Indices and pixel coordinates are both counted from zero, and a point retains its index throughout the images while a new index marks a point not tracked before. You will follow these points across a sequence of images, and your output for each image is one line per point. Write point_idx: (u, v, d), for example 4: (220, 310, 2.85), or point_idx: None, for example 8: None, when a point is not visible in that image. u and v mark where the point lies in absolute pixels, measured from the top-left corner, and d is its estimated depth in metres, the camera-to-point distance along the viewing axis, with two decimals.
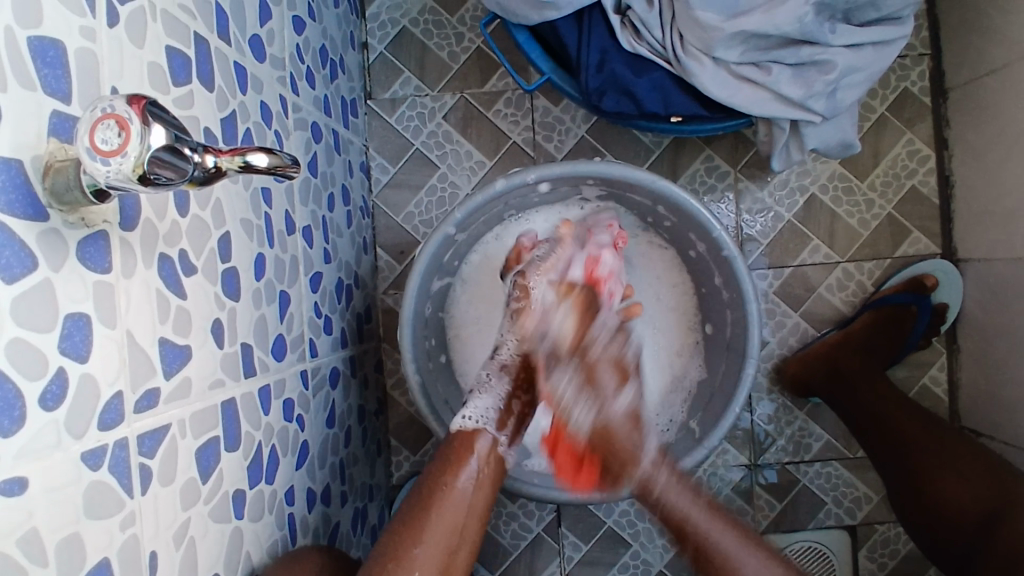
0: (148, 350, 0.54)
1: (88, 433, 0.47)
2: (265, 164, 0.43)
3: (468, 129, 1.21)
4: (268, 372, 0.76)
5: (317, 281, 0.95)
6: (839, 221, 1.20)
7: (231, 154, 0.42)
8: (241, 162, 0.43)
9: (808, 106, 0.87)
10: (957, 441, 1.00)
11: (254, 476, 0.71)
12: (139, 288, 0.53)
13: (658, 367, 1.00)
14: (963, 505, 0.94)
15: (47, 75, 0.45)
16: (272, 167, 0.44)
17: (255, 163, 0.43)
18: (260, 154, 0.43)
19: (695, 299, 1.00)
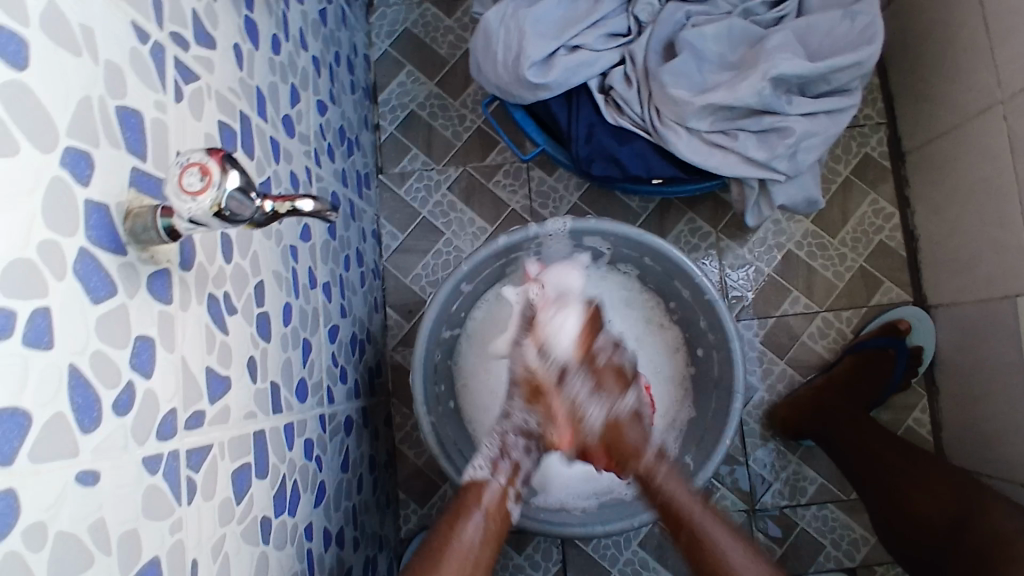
0: (198, 375, 0.62)
1: (148, 441, 0.54)
2: (310, 208, 0.53)
3: (471, 199, 1.33)
4: (292, 411, 0.83)
5: (335, 333, 1.03)
6: (816, 274, 1.30)
7: (283, 201, 0.52)
8: (291, 208, 0.52)
9: (773, 166, 0.98)
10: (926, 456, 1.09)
11: (279, 505, 0.76)
12: (192, 321, 0.62)
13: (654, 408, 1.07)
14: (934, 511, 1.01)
15: (129, 138, 0.55)
16: (315, 210, 0.54)
17: (302, 208, 0.53)
18: (307, 201, 0.53)
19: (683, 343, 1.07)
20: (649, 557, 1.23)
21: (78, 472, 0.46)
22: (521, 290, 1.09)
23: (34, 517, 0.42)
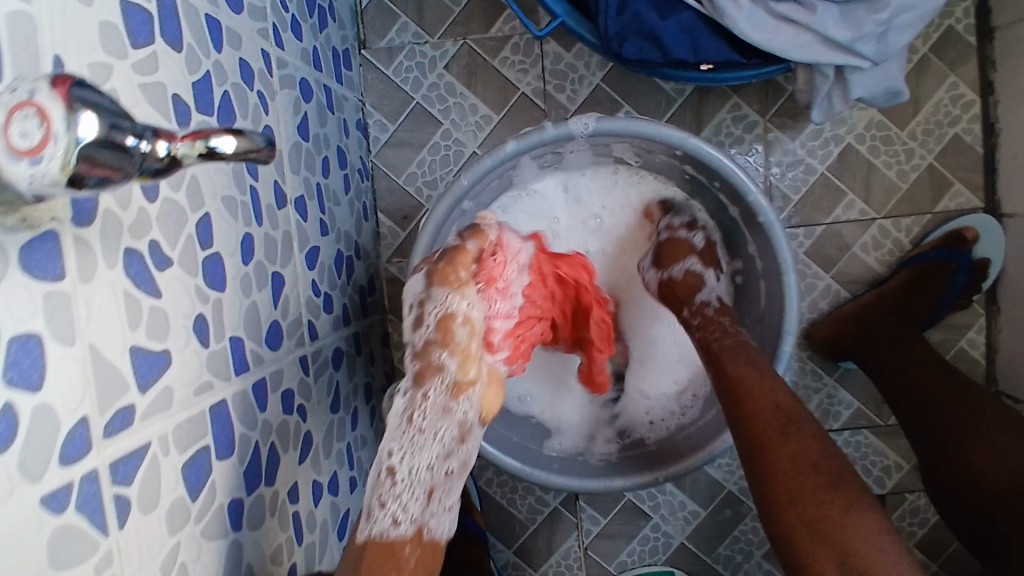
0: (118, 363, 0.47)
1: (49, 472, 0.40)
2: (233, 149, 0.37)
3: (472, 80, 1.11)
4: (262, 365, 0.70)
5: (314, 257, 0.87)
6: (877, 173, 1.11)
7: (192, 139, 0.36)
8: (204, 149, 0.36)
9: (856, 50, 0.76)
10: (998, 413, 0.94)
11: (251, 480, 0.65)
12: (102, 294, 0.46)
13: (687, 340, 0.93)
14: (987, 468, 0.89)
15: None
16: (241, 153, 0.37)
17: (221, 149, 0.36)
18: (227, 136, 0.37)
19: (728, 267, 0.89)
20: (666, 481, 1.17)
21: None
22: (535, 204, 0.91)
23: None
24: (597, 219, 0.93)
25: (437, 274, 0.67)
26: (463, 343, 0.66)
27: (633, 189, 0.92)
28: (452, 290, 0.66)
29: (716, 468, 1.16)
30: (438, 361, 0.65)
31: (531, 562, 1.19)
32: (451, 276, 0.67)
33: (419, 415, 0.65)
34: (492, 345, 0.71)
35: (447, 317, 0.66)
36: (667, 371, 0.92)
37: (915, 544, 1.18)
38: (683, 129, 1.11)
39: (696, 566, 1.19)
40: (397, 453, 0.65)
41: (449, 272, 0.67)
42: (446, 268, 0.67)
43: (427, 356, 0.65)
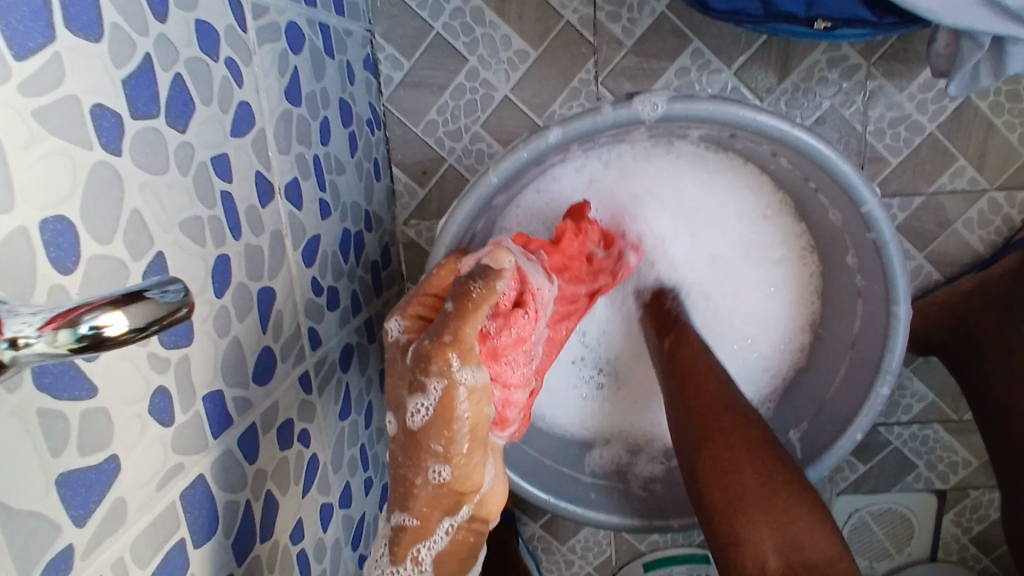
0: (41, 506, 0.37)
1: None
2: (127, 329, 0.23)
3: (505, 7, 0.90)
4: (252, 408, 0.59)
5: (314, 248, 0.73)
6: (996, 135, 0.91)
7: (57, 327, 0.23)
8: (74, 339, 0.23)
9: None
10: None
11: (243, 546, 0.57)
12: (2, 432, 0.34)
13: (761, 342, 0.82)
14: None
15: None
16: (140, 330, 0.24)
17: (102, 337, 0.23)
18: (110, 314, 0.23)
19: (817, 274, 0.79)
20: None
21: None
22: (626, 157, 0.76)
23: None
24: (683, 220, 0.79)
25: (439, 356, 0.49)
26: (468, 445, 0.52)
27: (722, 185, 0.78)
28: (448, 379, 0.49)
29: None
30: (435, 477, 0.53)
31: (557, 537, 1.14)
32: (451, 364, 0.49)
33: (429, 539, 0.56)
34: (506, 422, 0.57)
35: (447, 407, 0.49)
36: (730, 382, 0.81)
37: (970, 539, 1.09)
38: (763, 73, 0.90)
39: None
40: (385, 573, 0.57)
41: (445, 355, 0.49)
42: (446, 345, 0.49)
43: (418, 467, 0.53)
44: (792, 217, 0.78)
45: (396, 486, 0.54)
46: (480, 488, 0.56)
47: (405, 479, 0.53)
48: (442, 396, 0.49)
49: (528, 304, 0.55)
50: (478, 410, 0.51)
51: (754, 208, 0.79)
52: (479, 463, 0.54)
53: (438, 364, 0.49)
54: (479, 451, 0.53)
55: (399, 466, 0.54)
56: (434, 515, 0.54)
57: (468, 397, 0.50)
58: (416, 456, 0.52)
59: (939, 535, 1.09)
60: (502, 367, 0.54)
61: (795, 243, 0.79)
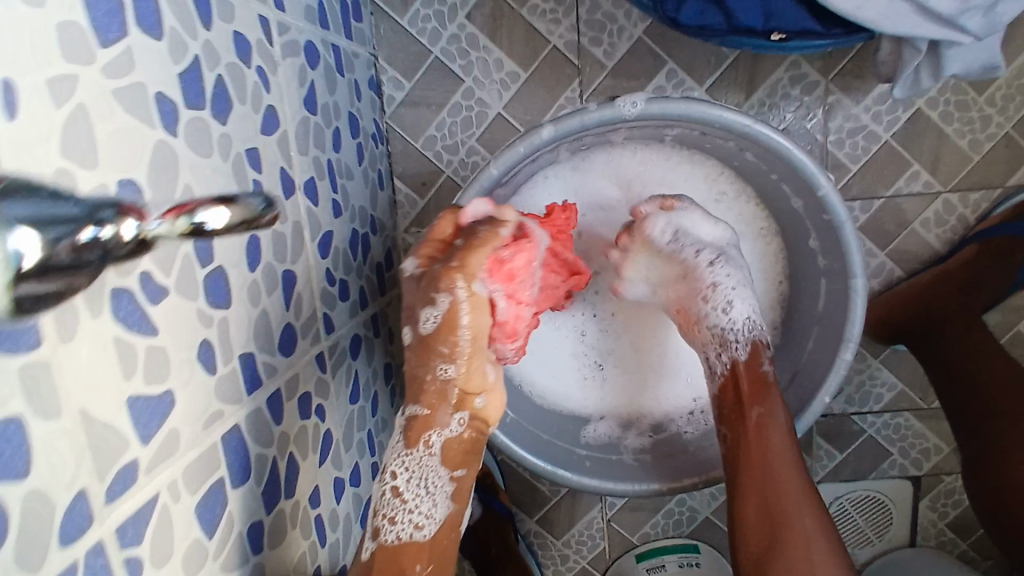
0: (115, 419, 0.43)
1: (46, 559, 0.37)
2: (226, 222, 0.31)
3: (497, 33, 1.00)
4: (277, 375, 0.65)
5: (328, 242, 0.80)
6: (947, 142, 0.99)
7: (175, 216, 0.30)
8: (188, 225, 0.30)
9: (960, 24, 0.64)
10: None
11: (271, 497, 0.62)
12: (87, 351, 0.41)
13: None
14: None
15: None
16: (235, 224, 0.31)
17: (208, 225, 0.30)
18: (215, 210, 0.30)
19: (784, 254, 0.86)
20: None
21: None
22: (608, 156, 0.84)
23: None
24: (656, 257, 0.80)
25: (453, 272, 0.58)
26: (471, 350, 0.59)
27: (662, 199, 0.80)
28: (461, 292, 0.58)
29: None
30: (441, 373, 0.60)
31: (553, 532, 1.19)
32: (457, 284, 0.58)
33: (440, 428, 0.60)
34: (514, 335, 0.64)
35: (453, 315, 0.58)
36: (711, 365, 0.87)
37: (947, 524, 1.14)
38: (731, 89, 1.00)
39: (721, 540, 1.17)
40: (400, 457, 0.61)
41: (452, 278, 0.58)
42: (453, 269, 0.58)
43: (428, 364, 0.60)
44: (752, 201, 0.85)
45: (409, 386, 0.61)
46: (484, 395, 0.61)
47: (416, 378, 0.61)
48: (449, 309, 0.58)
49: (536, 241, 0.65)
50: (479, 323, 0.59)
51: (729, 203, 0.86)
52: (481, 371, 0.60)
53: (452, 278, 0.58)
54: (480, 360, 0.60)
55: (413, 367, 0.61)
56: (440, 410, 0.60)
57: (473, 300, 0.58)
58: (428, 356, 0.60)
59: (916, 521, 1.14)
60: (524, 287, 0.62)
61: (764, 232, 0.86)
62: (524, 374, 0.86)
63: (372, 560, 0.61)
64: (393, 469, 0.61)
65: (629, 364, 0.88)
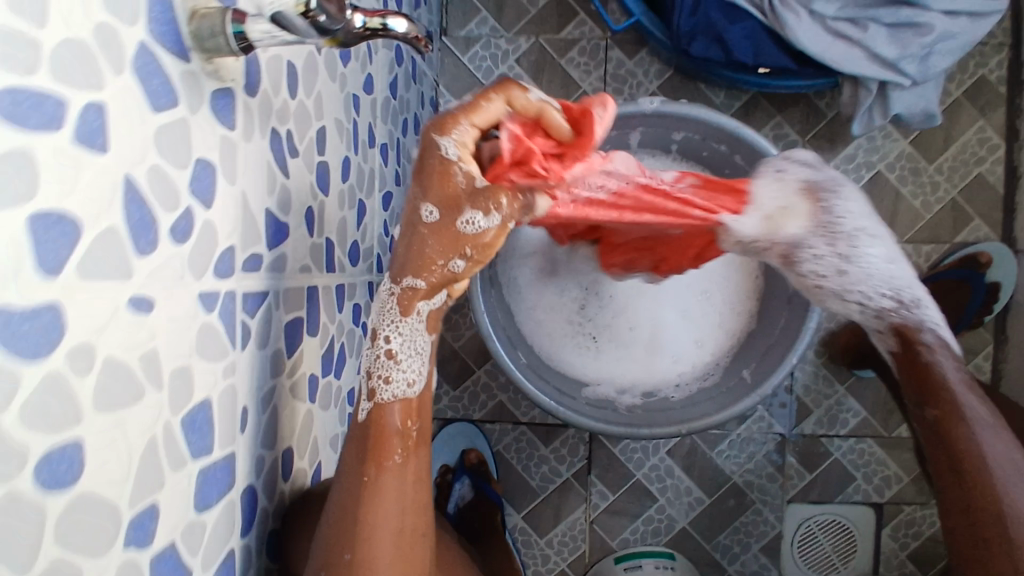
0: (257, 216, 0.56)
1: (206, 277, 0.49)
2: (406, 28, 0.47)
3: (540, 75, 1.21)
4: (344, 273, 0.79)
5: (388, 200, 0.96)
6: (902, 201, 1.19)
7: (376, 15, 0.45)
8: (384, 23, 0.45)
9: (899, 68, 0.86)
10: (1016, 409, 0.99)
11: (326, 365, 0.74)
12: (254, 155, 0.55)
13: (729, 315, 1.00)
14: None
15: None
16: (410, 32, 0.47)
17: (397, 24, 0.46)
18: (400, 18, 0.46)
19: None
20: (675, 465, 1.24)
21: (133, 297, 0.41)
22: None
23: (82, 336, 0.37)
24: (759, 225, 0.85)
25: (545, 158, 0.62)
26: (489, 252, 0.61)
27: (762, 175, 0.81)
28: (508, 201, 0.59)
29: (724, 458, 1.23)
30: (452, 265, 0.62)
31: (537, 529, 1.25)
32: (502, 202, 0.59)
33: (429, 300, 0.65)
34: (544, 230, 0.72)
35: (486, 238, 0.60)
36: (697, 344, 0.99)
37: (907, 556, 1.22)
38: None
39: (696, 552, 1.24)
40: (395, 325, 0.65)
41: (499, 197, 0.59)
42: (500, 190, 0.59)
43: (446, 253, 0.61)
44: None
45: (408, 257, 0.62)
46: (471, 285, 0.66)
47: (427, 258, 0.62)
48: (494, 228, 0.60)
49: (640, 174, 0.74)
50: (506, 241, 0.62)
51: None
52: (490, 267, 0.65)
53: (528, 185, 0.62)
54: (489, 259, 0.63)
55: (426, 246, 0.61)
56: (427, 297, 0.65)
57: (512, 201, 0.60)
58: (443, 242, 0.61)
59: (879, 549, 1.22)
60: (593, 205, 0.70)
61: None
62: (531, 335, 1.00)
63: (369, 420, 0.65)
64: (386, 336, 0.66)
65: (622, 338, 1.00)
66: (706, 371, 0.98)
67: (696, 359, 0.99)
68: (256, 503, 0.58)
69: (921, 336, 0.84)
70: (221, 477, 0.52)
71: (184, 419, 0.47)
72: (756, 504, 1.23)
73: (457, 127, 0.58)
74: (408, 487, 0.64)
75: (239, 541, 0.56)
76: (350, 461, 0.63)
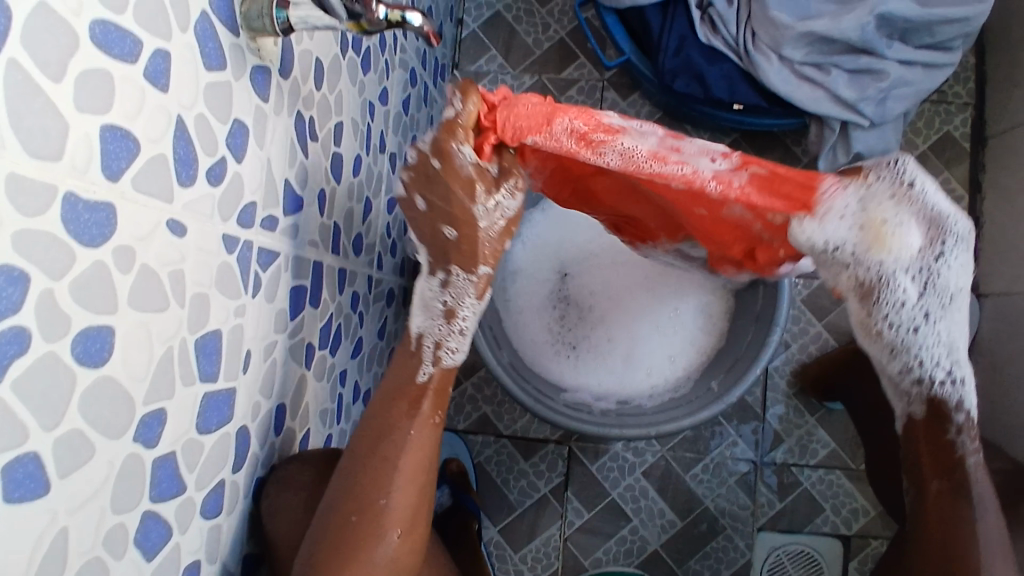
0: (277, 182, 0.64)
1: (231, 221, 0.56)
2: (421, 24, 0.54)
3: None
4: (347, 259, 0.85)
5: (393, 205, 1.04)
6: None
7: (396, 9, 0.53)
8: (402, 17, 0.53)
9: (858, 109, 0.96)
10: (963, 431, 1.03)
11: (322, 339, 0.79)
12: (280, 128, 0.63)
13: (703, 333, 1.06)
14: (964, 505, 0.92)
15: None
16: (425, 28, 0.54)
17: (413, 19, 0.53)
18: (417, 14, 0.54)
19: None
20: (650, 486, 1.27)
21: (169, 219, 0.48)
22: None
23: (126, 239, 0.43)
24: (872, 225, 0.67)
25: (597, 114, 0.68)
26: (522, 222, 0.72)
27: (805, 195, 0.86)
28: (485, 197, 0.67)
29: (697, 482, 1.26)
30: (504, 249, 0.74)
31: (512, 544, 1.27)
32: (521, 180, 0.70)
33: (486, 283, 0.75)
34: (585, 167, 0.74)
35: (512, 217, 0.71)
36: (672, 358, 1.05)
37: None
38: None
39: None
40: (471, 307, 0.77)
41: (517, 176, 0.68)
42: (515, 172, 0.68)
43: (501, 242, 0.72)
44: None
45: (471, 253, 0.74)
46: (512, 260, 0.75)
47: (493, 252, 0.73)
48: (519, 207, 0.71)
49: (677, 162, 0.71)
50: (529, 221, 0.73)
51: None
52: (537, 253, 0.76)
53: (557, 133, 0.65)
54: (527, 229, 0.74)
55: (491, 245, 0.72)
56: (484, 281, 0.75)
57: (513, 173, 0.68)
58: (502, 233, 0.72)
59: None
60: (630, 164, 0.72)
61: None
62: (516, 339, 1.08)
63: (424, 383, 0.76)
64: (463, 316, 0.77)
65: (600, 348, 1.07)
66: (678, 384, 1.04)
67: (669, 373, 1.05)
68: (250, 445, 0.63)
69: (953, 415, 0.81)
70: (222, 407, 0.57)
71: (198, 341, 0.53)
72: (727, 530, 1.25)
73: (458, 138, 0.63)
74: (427, 446, 0.73)
75: (231, 475, 0.60)
76: (380, 419, 0.73)
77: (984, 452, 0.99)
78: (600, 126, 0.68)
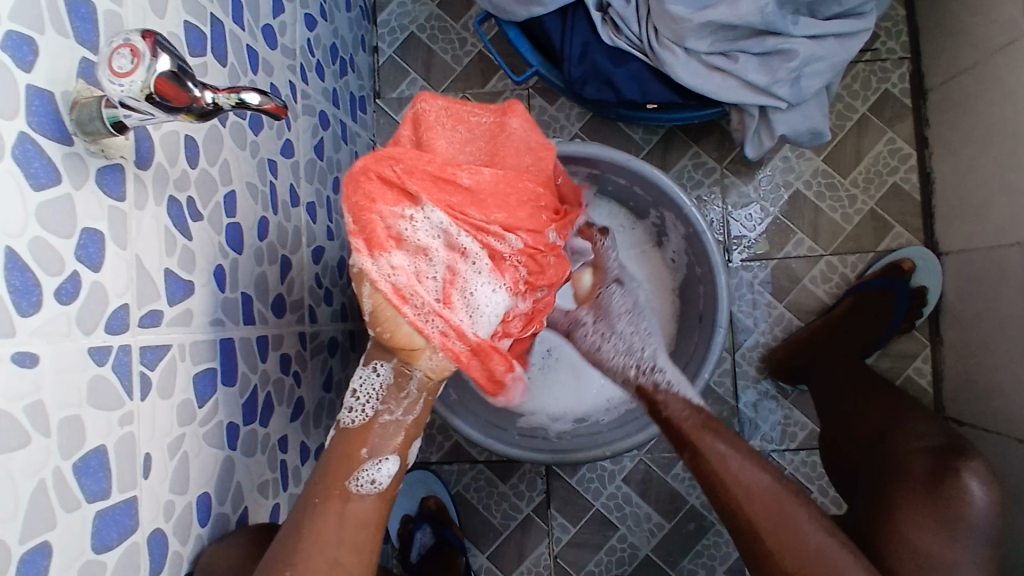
0: (154, 276, 0.62)
1: (96, 332, 0.54)
2: (257, 102, 0.51)
3: None
4: (267, 325, 0.83)
5: (320, 255, 1.02)
6: (822, 215, 1.25)
7: (227, 92, 0.50)
8: (236, 99, 0.50)
9: (773, 92, 0.94)
10: (915, 405, 0.99)
11: (248, 414, 0.78)
12: (149, 221, 0.61)
13: None
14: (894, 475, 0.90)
15: (84, 71, 0.53)
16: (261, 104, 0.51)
17: (248, 100, 0.50)
18: (253, 93, 0.50)
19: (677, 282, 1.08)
20: (633, 493, 1.25)
21: (14, 353, 0.46)
22: None
23: None
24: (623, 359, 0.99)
25: (426, 198, 0.69)
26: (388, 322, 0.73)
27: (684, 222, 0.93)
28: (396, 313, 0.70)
29: (679, 481, 1.25)
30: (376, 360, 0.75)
31: (502, 568, 1.25)
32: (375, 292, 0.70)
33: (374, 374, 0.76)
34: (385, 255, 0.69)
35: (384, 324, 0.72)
36: None
37: None
38: None
39: None
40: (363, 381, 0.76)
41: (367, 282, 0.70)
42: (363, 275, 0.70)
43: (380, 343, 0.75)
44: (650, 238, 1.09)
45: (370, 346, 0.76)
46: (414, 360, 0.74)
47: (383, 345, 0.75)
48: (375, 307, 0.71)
49: (422, 243, 0.69)
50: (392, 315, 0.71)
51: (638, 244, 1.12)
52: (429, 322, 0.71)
53: (364, 202, 0.68)
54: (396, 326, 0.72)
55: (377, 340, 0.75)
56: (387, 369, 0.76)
57: (378, 293, 0.69)
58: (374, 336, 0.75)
59: None
60: (405, 262, 0.69)
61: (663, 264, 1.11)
62: None
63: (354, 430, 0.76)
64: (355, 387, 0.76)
65: (548, 367, 1.10)
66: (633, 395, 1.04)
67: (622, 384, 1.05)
68: (167, 546, 0.63)
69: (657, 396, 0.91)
70: (122, 518, 0.57)
71: (76, 463, 0.52)
72: (715, 525, 1.24)
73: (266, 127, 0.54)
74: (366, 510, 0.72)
75: None
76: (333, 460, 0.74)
77: (922, 410, 0.98)
78: (388, 232, 0.68)
